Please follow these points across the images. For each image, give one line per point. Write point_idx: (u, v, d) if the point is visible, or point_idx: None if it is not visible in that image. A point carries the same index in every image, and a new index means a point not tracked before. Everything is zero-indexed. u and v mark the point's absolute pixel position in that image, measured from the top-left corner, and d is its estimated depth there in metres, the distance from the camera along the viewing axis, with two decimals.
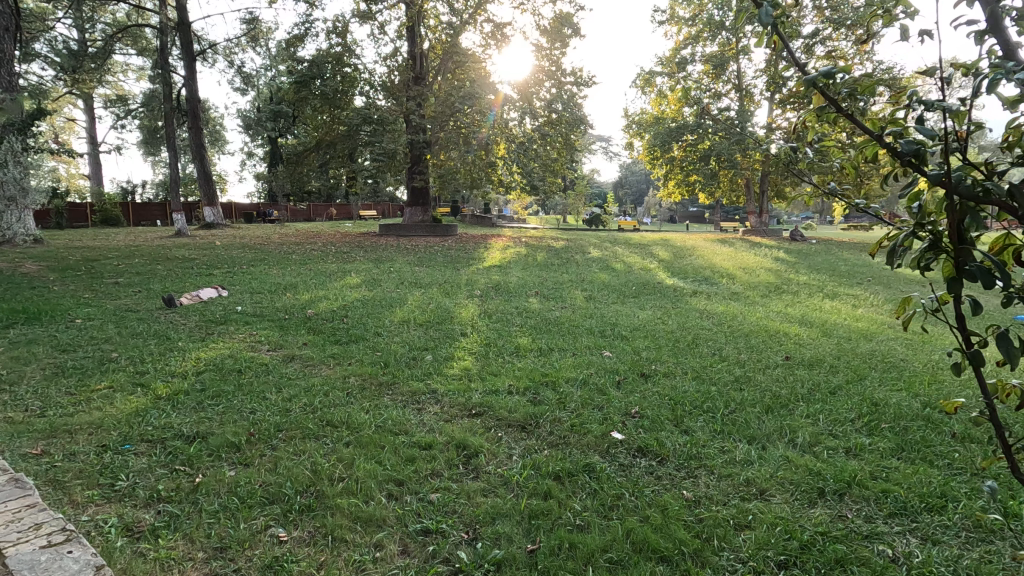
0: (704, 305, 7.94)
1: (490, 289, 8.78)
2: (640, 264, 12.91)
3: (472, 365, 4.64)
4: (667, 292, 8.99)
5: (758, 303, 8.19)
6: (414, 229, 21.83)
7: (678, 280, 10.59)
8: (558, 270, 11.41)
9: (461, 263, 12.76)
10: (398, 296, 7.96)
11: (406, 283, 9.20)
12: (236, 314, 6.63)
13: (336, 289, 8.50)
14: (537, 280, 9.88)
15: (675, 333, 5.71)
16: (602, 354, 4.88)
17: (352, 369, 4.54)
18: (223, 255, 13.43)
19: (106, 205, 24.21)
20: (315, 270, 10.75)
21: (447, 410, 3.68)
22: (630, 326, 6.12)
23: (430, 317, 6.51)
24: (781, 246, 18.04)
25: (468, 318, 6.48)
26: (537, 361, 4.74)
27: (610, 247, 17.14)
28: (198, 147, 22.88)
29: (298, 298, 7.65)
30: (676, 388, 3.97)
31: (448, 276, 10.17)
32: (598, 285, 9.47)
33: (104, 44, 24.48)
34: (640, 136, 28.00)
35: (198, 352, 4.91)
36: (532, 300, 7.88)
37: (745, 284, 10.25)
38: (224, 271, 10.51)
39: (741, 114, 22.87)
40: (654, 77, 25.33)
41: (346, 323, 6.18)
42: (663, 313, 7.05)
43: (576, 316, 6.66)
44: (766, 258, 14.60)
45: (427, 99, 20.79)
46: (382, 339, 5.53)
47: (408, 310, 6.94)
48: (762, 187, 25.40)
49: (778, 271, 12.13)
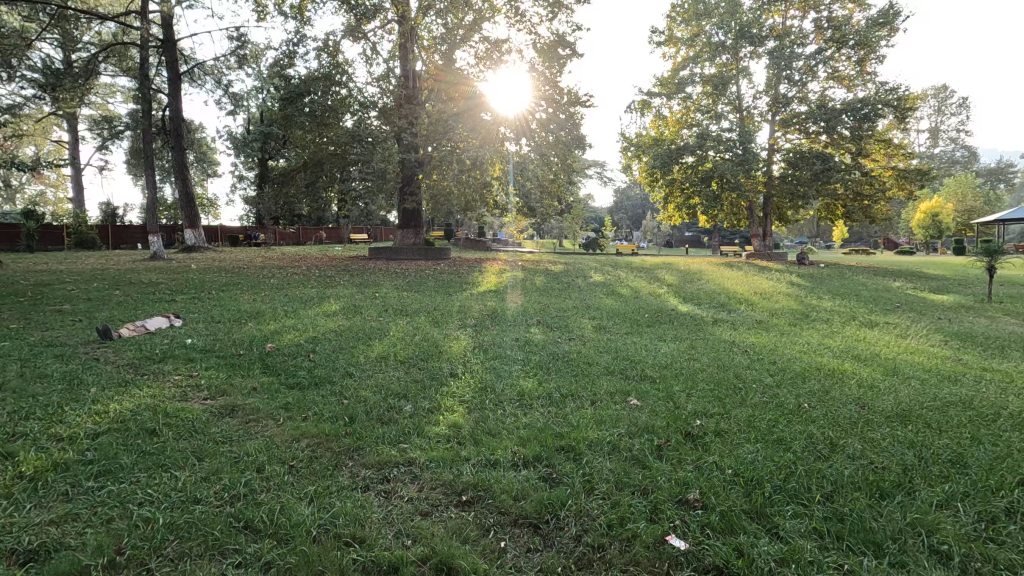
0: (730, 335, 6.93)
1: (485, 316, 7.77)
2: (648, 288, 11.95)
3: (463, 421, 3.57)
4: (684, 320, 8.01)
5: (790, 333, 7.21)
6: (406, 252, 20.88)
7: (693, 306, 9.63)
8: (560, 296, 10.45)
9: (454, 287, 11.76)
10: (379, 325, 6.90)
11: (390, 311, 8.17)
12: (182, 349, 5.53)
13: (309, 317, 7.44)
14: (537, 306, 8.88)
15: (714, 373, 4.67)
16: (631, 404, 3.83)
17: (304, 427, 3.44)
18: (195, 279, 12.35)
19: (82, 227, 23.14)
20: (291, 296, 9.70)
21: (427, 496, 2.61)
22: (656, 363, 5.08)
23: (414, 351, 5.46)
24: (789, 269, 17.28)
25: (459, 353, 5.42)
26: (547, 414, 3.67)
27: (613, 271, 16.16)
28: (181, 167, 21.98)
29: (262, 328, 6.58)
30: (740, 456, 2.92)
31: (439, 303, 9.15)
32: (607, 312, 8.48)
33: (87, 63, 23.73)
34: (638, 158, 27.46)
35: (111, 401, 3.80)
36: (534, 329, 6.87)
37: (766, 310, 9.28)
38: (188, 297, 9.43)
39: (743, 135, 22.31)
40: (652, 98, 24.87)
41: (312, 360, 5.11)
42: (689, 346, 6.03)
43: (588, 350, 5.61)
44: (778, 282, 13.70)
45: (420, 118, 20.05)
46: (355, 382, 4.46)
47: (388, 342, 5.89)
48: (765, 209, 24.72)
49: (796, 296, 11.19)
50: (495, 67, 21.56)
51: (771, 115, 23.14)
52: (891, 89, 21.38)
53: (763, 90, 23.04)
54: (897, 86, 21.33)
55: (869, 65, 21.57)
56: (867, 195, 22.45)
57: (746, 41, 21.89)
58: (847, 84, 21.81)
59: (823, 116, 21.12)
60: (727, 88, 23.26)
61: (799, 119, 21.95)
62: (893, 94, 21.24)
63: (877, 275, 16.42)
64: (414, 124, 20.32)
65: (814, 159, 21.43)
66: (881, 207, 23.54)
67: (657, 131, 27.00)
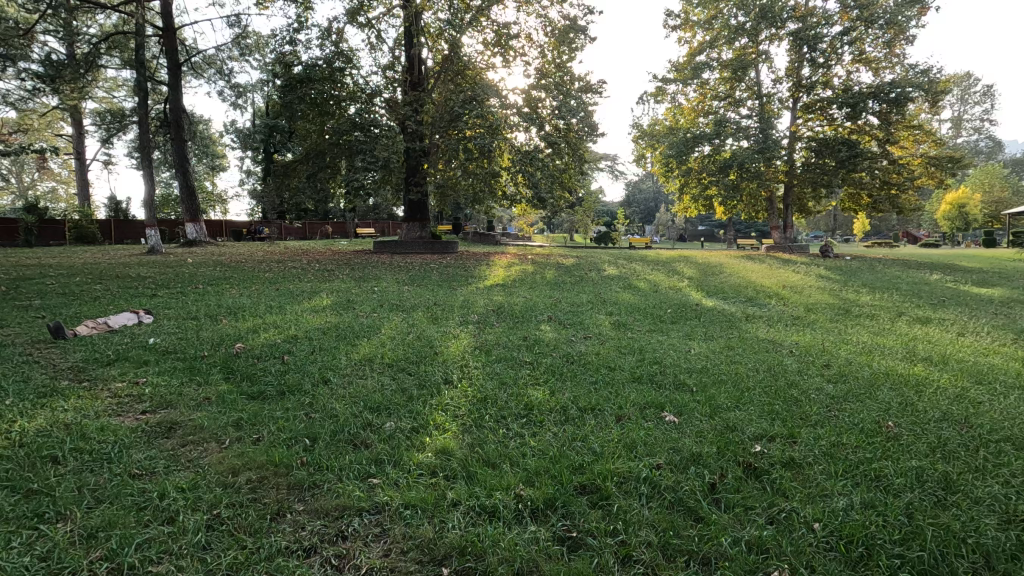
0: (767, 333, 6.08)
1: (490, 312, 7.00)
2: (668, 281, 11.13)
3: (455, 444, 2.81)
4: (712, 315, 7.20)
5: (834, 330, 6.38)
6: (411, 245, 20.15)
7: (718, 300, 8.77)
8: (573, 289, 9.67)
9: (459, 281, 11.02)
10: (371, 322, 6.15)
11: (386, 306, 7.43)
12: (140, 349, 4.81)
13: (294, 312, 6.71)
14: (549, 301, 8.07)
15: (764, 381, 3.86)
16: (669, 423, 3.04)
17: (250, 453, 2.68)
18: (186, 273, 11.70)
19: (83, 221, 22.61)
20: (283, 290, 9.00)
21: (396, 566, 1.85)
22: (690, 367, 4.29)
23: (405, 352, 4.69)
24: (815, 262, 16.35)
25: (457, 354, 4.66)
26: (562, 436, 2.90)
27: (628, 264, 15.30)
28: (181, 160, 21.38)
29: (240, 325, 5.86)
30: (830, 506, 2.12)
31: (441, 297, 8.41)
32: (625, 307, 7.67)
33: (89, 54, 23.22)
34: (653, 148, 26.55)
35: (18, 418, 3.05)
36: (545, 326, 6.12)
37: (801, 305, 8.38)
38: (172, 292, 8.75)
39: (764, 121, 21.29)
40: (667, 85, 23.90)
41: (286, 364, 4.37)
42: (725, 346, 5.21)
43: (609, 351, 4.82)
44: (807, 275, 12.78)
45: (425, 104, 19.26)
46: (329, 393, 3.70)
47: (378, 342, 5.12)
48: (786, 200, 23.68)
49: (830, 290, 10.27)
50: (504, 52, 20.74)
51: (792, 101, 22.12)
52: (922, 71, 20.18)
53: (784, 75, 22.01)
54: (928, 68, 20.17)
55: (897, 46, 20.43)
56: (895, 183, 21.35)
57: (767, 23, 20.81)
58: (873, 68, 20.74)
59: (848, 100, 20.08)
60: (746, 74, 22.24)
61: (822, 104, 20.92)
62: (925, 77, 20.05)
63: (908, 267, 15.44)
64: (419, 110, 19.53)
65: (840, 145, 20.44)
66: (909, 197, 22.41)
67: (673, 119, 26.02)
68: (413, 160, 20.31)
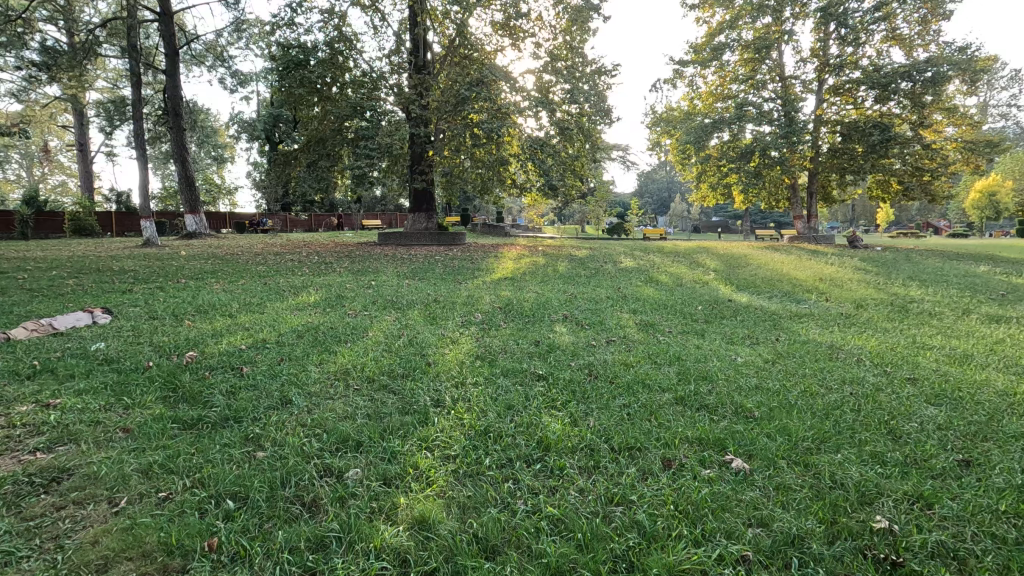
0: (822, 335, 5.17)
1: (498, 310, 6.15)
2: (692, 274, 10.21)
3: (439, 511, 1.97)
4: (752, 314, 6.29)
5: (900, 332, 5.45)
6: (417, 237, 19.32)
7: (752, 296, 7.86)
8: (589, 283, 8.81)
9: (465, 274, 10.18)
10: (358, 322, 5.33)
11: (380, 303, 6.61)
12: (73, 358, 4.01)
13: (273, 310, 5.91)
14: (561, 297, 7.19)
15: (848, 406, 3.01)
16: (739, 478, 2.19)
17: (143, 530, 1.86)
18: (173, 266, 10.93)
19: (80, 213, 21.95)
20: (270, 285, 8.21)
21: None
22: (747, 382, 3.44)
23: (390, 362, 3.86)
24: (845, 253, 15.31)
25: (455, 364, 3.81)
26: (592, 501, 2.05)
27: (644, 255, 14.33)
28: (179, 149, 20.63)
29: (206, 326, 5.05)
30: None
31: (442, 292, 7.57)
32: (649, 304, 6.80)
33: (87, 41, 22.39)
34: (670, 134, 25.51)
35: None
36: (560, 327, 5.28)
37: (847, 302, 7.42)
38: (148, 287, 7.97)
39: (788, 103, 20.10)
40: (684, 67, 22.74)
41: (244, 378, 3.57)
42: (777, 353, 4.34)
43: (639, 360, 3.97)
44: (841, 267, 11.76)
45: (430, 87, 18.34)
46: (287, 422, 2.88)
47: (361, 348, 4.29)
48: (810, 188, 22.50)
49: (873, 283, 9.26)
50: (514, 33, 19.74)
51: (817, 83, 20.95)
52: (958, 50, 18.92)
53: (810, 56, 20.82)
54: (966, 46, 18.90)
55: (932, 23, 19.10)
56: (928, 169, 20.07)
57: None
58: (903, 48, 19.55)
59: (879, 80, 18.87)
60: (767, 54, 21.07)
61: (851, 85, 19.74)
62: (961, 55, 18.78)
63: (947, 258, 14.38)
64: (424, 94, 18.60)
65: (871, 128, 18.99)
66: (942, 184, 21.10)
67: (690, 104, 24.86)
68: (417, 146, 19.37)
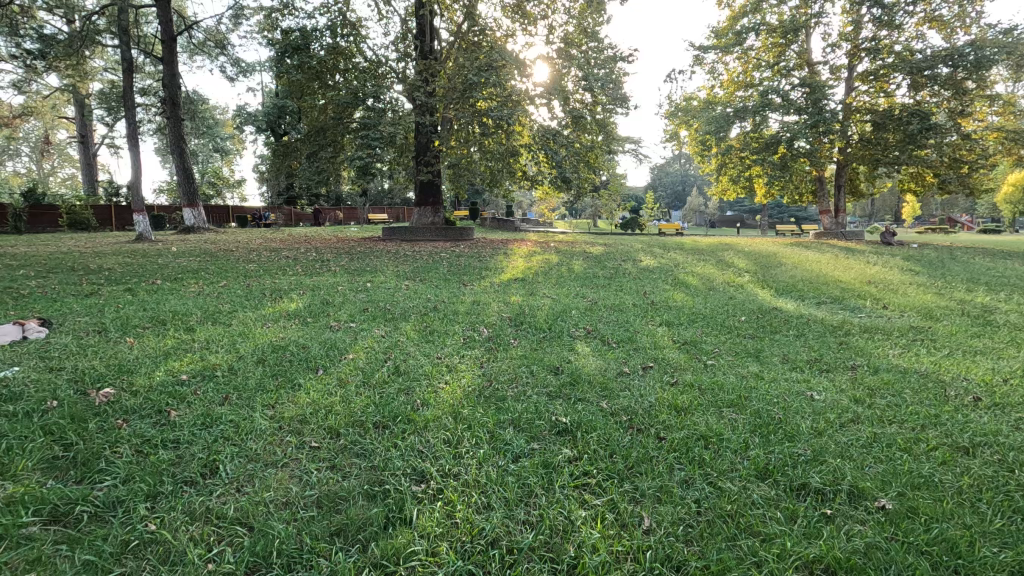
0: (911, 361, 4.15)
1: (510, 322, 5.21)
2: (723, 276, 9.20)
3: None
4: (809, 331, 5.29)
5: (1006, 355, 4.40)
6: (423, 232, 18.42)
7: (799, 304, 6.87)
8: (611, 286, 7.86)
9: (471, 275, 9.25)
10: (338, 339, 4.42)
11: (372, 312, 5.69)
12: None
13: (243, 322, 5.01)
14: (582, 305, 6.23)
15: (1019, 496, 2.07)
16: None
17: None
18: (157, 264, 10.11)
19: (74, 207, 21.17)
20: (252, 288, 7.32)
21: None
22: (852, 445, 2.50)
23: (365, 405, 2.92)
24: (881, 250, 14.24)
25: (449, 409, 2.89)
26: None
27: (665, 253, 13.34)
28: (176, 140, 19.79)
29: (153, 343, 4.16)
30: None
31: (445, 298, 6.64)
32: (684, 314, 5.84)
33: (84, 28, 21.45)
34: (688, 125, 24.36)
35: None
36: (586, 347, 4.34)
37: (911, 312, 6.40)
38: (115, 290, 7.10)
39: (817, 90, 18.86)
40: (704, 53, 21.51)
41: (166, 430, 2.65)
42: (868, 391, 3.38)
43: (693, 402, 3.04)
44: (885, 267, 10.70)
45: (437, 73, 17.30)
46: (199, 515, 1.98)
47: (332, 380, 3.36)
48: (838, 180, 21.26)
49: (932, 287, 8.19)
50: (525, 16, 18.63)
51: (847, 69, 19.68)
52: (1003, 32, 17.59)
53: (840, 40, 19.54)
54: (1012, 28, 17.55)
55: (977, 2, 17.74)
56: (967, 160, 18.75)
57: None
58: (942, 31, 18.27)
59: (917, 65, 17.56)
60: (795, 38, 19.79)
61: (885, 70, 18.47)
62: (1007, 38, 17.42)
63: (991, 256, 13.25)
64: (429, 81, 17.56)
65: (908, 117, 17.67)
66: (980, 176, 19.75)
67: (710, 93, 23.63)
68: (423, 136, 18.39)
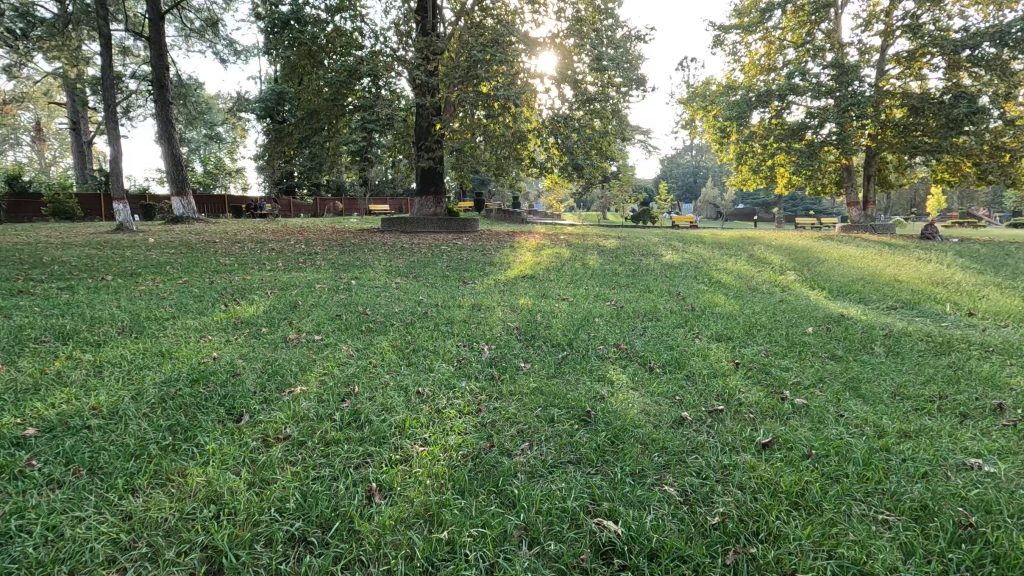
0: None
1: (520, 335, 4.04)
2: (763, 274, 8.01)
3: None
4: (905, 350, 4.10)
5: None
6: (423, 223, 17.23)
7: (869, 309, 5.66)
8: (636, 286, 6.69)
9: (472, 271, 8.06)
10: (289, 362, 3.26)
11: (345, 320, 4.52)
12: None
13: (176, 335, 3.87)
14: (608, 311, 5.04)
15: None
16: None
17: None
18: (118, 258, 8.96)
19: (59, 196, 20.05)
20: (213, 286, 6.18)
21: None
22: None
23: (289, 494, 1.79)
24: (925, 244, 12.99)
25: (420, 503, 1.75)
26: None
27: (686, 248, 12.15)
28: (164, 124, 18.61)
29: (30, 368, 3.01)
30: None
31: (440, 300, 5.48)
32: (739, 324, 4.65)
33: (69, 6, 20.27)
34: (705, 111, 22.96)
35: None
36: (622, 376, 3.17)
37: (1013, 322, 5.18)
38: (46, 289, 5.94)
39: (849, 70, 17.49)
40: (724, 34, 20.14)
41: None
42: None
43: (819, 492, 1.89)
44: (941, 265, 9.44)
45: (438, 51, 16.05)
46: None
47: (252, 438, 2.21)
48: (867, 169, 19.91)
49: (1014, 290, 6.96)
50: None
51: (879, 51, 18.27)
52: None
53: (872, 20, 18.18)
54: None
55: None
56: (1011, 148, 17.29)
57: None
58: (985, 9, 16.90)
59: (960, 43, 16.14)
60: (823, 16, 18.41)
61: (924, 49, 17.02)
62: None
63: None
64: (431, 59, 16.30)
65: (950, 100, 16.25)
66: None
67: (730, 78, 22.22)
68: (425, 120, 17.19)
